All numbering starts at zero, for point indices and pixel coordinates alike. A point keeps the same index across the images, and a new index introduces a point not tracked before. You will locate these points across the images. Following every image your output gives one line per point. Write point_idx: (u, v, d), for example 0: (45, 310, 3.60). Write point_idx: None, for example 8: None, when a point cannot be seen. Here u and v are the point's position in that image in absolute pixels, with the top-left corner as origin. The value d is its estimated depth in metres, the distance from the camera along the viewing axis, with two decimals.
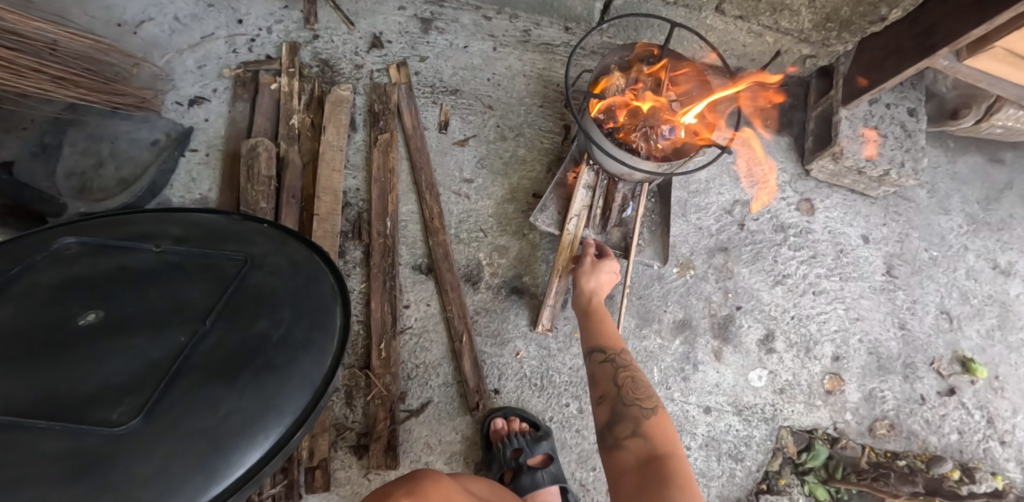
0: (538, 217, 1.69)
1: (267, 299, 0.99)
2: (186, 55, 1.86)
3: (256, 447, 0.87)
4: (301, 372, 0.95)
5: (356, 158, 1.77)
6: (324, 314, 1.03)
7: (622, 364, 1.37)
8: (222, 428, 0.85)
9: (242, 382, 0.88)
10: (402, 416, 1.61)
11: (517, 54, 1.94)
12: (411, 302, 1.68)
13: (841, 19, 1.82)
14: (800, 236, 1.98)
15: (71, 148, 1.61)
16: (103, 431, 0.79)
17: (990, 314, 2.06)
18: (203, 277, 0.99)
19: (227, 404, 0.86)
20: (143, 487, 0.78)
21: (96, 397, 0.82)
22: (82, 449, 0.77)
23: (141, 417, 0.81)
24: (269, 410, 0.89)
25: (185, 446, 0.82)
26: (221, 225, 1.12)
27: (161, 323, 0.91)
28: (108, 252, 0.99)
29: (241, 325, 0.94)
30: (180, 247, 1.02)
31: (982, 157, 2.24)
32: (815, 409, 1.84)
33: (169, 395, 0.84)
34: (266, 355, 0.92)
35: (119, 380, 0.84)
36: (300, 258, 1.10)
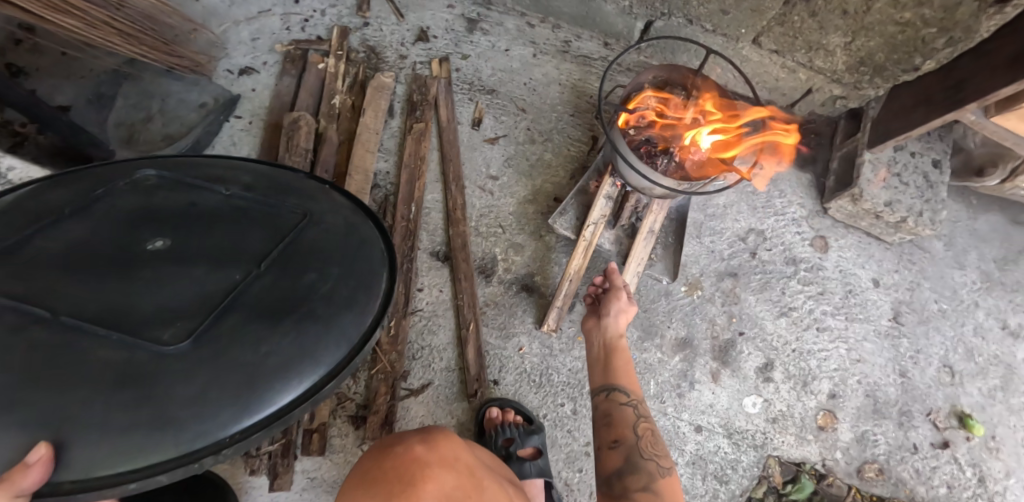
0: (557, 220, 1.74)
1: (318, 254, 1.04)
2: (241, 26, 1.97)
3: (289, 388, 0.91)
4: (340, 327, 0.98)
5: (390, 143, 1.84)
6: (369, 278, 1.06)
7: (642, 413, 1.42)
8: (259, 366, 0.90)
9: (284, 326, 0.94)
10: (402, 394, 1.67)
11: (555, 62, 2.01)
12: (425, 286, 1.75)
13: (874, 64, 1.78)
14: (811, 271, 2.00)
15: (124, 100, 1.73)
16: (155, 348, 0.87)
17: (993, 374, 2.08)
18: (263, 224, 1.07)
19: (268, 345, 0.91)
20: (181, 406, 0.84)
21: (153, 317, 0.91)
22: (134, 360, 0.85)
23: (190, 340, 0.88)
24: (305, 358, 0.93)
25: (224, 374, 0.88)
26: (287, 179, 1.20)
27: (220, 261, 0.99)
28: (181, 190, 1.11)
29: (291, 273, 1.00)
30: (245, 194, 1.12)
31: (1004, 218, 2.25)
32: (805, 443, 1.86)
33: (217, 326, 0.91)
34: (309, 305, 0.97)
35: (176, 305, 0.92)
36: (356, 221, 1.15)
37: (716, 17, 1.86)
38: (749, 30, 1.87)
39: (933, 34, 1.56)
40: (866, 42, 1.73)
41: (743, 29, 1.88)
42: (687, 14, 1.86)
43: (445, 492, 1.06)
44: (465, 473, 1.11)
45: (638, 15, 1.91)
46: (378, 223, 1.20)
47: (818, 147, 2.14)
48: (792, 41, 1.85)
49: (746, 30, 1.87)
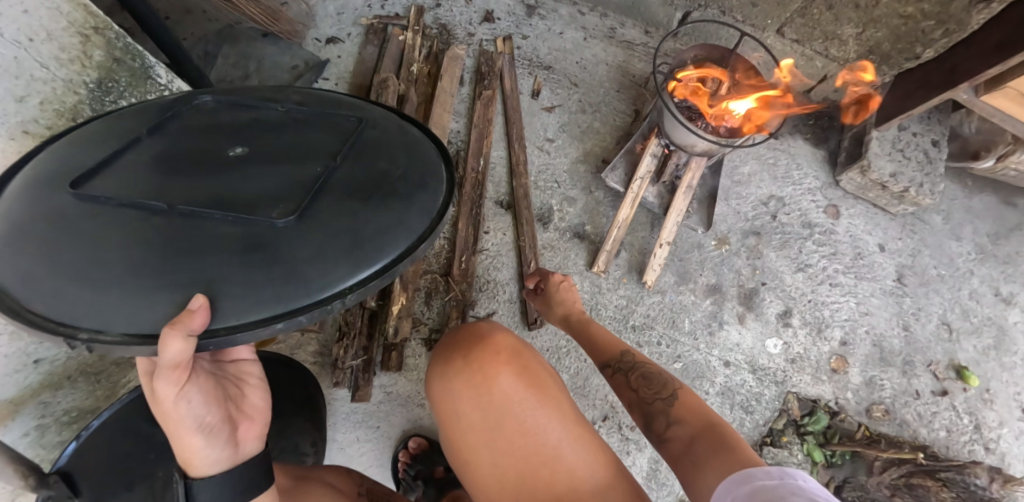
0: (608, 174, 2.02)
1: (384, 146, 1.13)
2: (329, 2, 2.27)
3: (393, 250, 0.99)
4: (423, 202, 1.06)
5: (461, 107, 2.14)
6: (434, 166, 1.15)
7: (629, 367, 1.38)
8: (361, 228, 0.98)
9: (373, 198, 1.02)
10: (470, 320, 1.91)
11: (603, 46, 2.31)
12: (490, 230, 2.00)
13: (881, 53, 2.13)
14: (824, 234, 2.26)
15: (224, 60, 2.07)
16: (264, 221, 0.92)
17: (987, 333, 2.32)
18: (329, 128, 1.14)
19: (364, 212, 0.99)
20: (305, 263, 0.92)
21: (253, 201, 0.95)
22: (252, 233, 0.91)
23: (296, 216, 0.94)
24: (400, 227, 1.01)
25: (334, 240, 0.95)
26: (330, 97, 1.26)
27: (300, 157, 1.05)
28: (242, 110, 1.16)
29: (366, 162, 1.08)
30: (300, 108, 1.18)
31: (997, 198, 2.51)
32: (820, 382, 2.10)
33: (314, 205, 0.97)
34: (391, 186, 1.05)
35: (270, 191, 0.97)
36: (406, 126, 1.23)
37: (747, 9, 2.17)
38: (774, 20, 2.17)
39: (931, 26, 1.95)
40: (875, 33, 2.06)
41: (769, 19, 2.17)
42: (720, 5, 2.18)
43: (509, 347, 1.25)
44: (523, 342, 1.30)
45: (678, 6, 2.23)
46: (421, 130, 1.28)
47: (830, 129, 2.40)
48: (812, 31, 2.15)
49: (772, 20, 2.17)
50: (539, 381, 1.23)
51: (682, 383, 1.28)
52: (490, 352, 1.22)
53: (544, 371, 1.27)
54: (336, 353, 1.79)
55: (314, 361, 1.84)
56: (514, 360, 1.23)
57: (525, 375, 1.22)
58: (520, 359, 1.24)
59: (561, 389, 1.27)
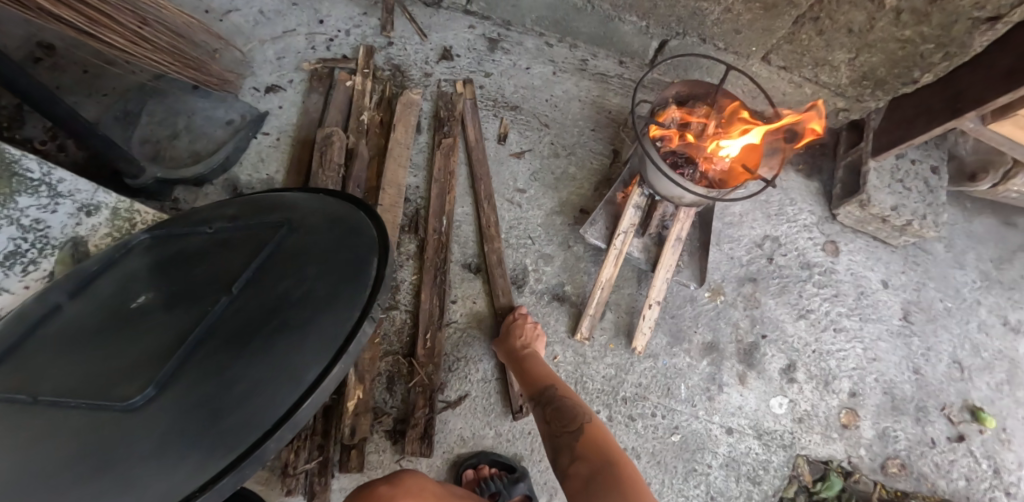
0: (588, 230, 1.80)
1: (292, 265, 1.13)
2: (267, 46, 2.02)
3: (267, 407, 0.96)
4: (317, 330, 1.04)
5: (420, 158, 1.92)
6: (349, 271, 1.12)
7: (553, 400, 1.42)
8: (226, 396, 0.97)
9: (251, 350, 1.02)
10: (440, 406, 1.68)
11: (574, 80, 2.12)
12: (458, 298, 1.78)
13: (876, 78, 1.92)
14: (824, 275, 2.08)
15: (150, 117, 1.80)
16: (120, 406, 0.94)
17: (1000, 368, 2.17)
18: (240, 250, 1.18)
19: (236, 368, 1.00)
20: (142, 457, 0.91)
21: (125, 372, 0.99)
22: (105, 420, 0.94)
23: (154, 387, 0.97)
24: (280, 375, 0.99)
25: (187, 417, 0.95)
26: (267, 198, 1.29)
27: (195, 300, 1.10)
28: (170, 242, 1.22)
29: (262, 292, 1.09)
30: (228, 226, 1.23)
31: (996, 220, 2.38)
32: (831, 441, 1.91)
33: (187, 362, 1.00)
34: (281, 316, 1.06)
35: (152, 352, 1.02)
36: (342, 214, 1.24)
37: (730, 37, 1.96)
38: (760, 48, 1.97)
39: (930, 50, 1.71)
40: (869, 58, 1.86)
41: (754, 47, 1.98)
42: (701, 33, 1.98)
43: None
44: (436, 501, 1.22)
45: (654, 35, 2.04)
46: (367, 211, 1.26)
47: (823, 158, 2.24)
48: (801, 58, 1.96)
49: (758, 47, 1.98)
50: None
51: (594, 419, 1.36)
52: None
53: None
54: (286, 458, 1.54)
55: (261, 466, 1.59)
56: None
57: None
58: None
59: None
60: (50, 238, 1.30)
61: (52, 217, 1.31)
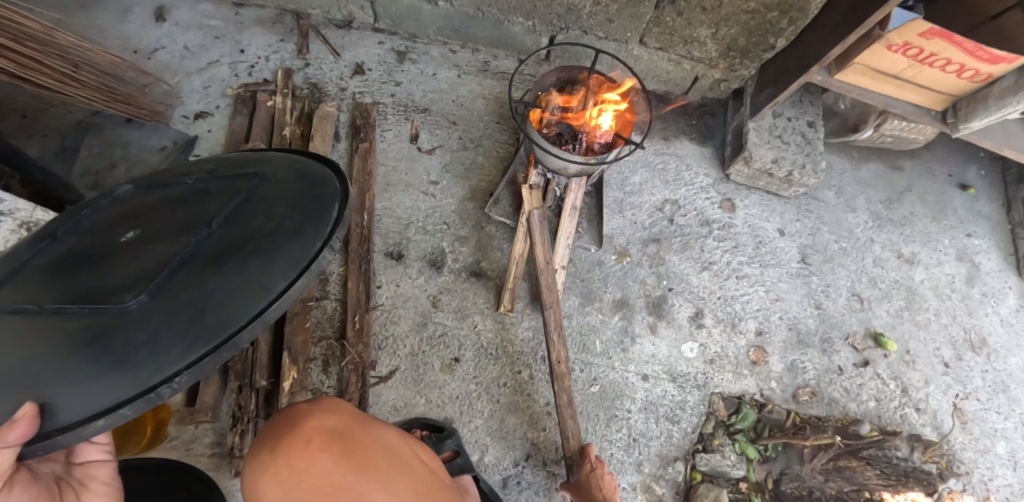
0: (492, 209, 2.03)
1: (267, 203, 1.14)
2: (193, 77, 2.19)
3: (242, 313, 0.99)
4: (288, 255, 1.06)
5: (339, 164, 2.11)
6: (316, 211, 1.14)
7: None
8: (206, 300, 0.98)
9: (229, 265, 1.03)
10: (372, 381, 1.84)
11: (478, 80, 2.33)
12: (383, 283, 1.96)
13: (739, 48, 2.16)
14: (723, 229, 2.28)
15: (88, 151, 1.92)
16: (115, 308, 0.95)
17: (897, 296, 2.37)
18: (218, 192, 1.16)
19: (215, 281, 1.00)
20: (135, 349, 0.93)
21: (118, 288, 0.99)
22: (101, 322, 0.94)
23: (146, 294, 0.97)
24: (254, 288, 1.02)
25: (172, 316, 0.96)
26: (248, 155, 1.29)
27: (179, 233, 1.09)
28: (157, 190, 1.20)
29: (239, 224, 1.09)
30: (206, 177, 1.20)
31: (882, 165, 2.60)
32: (742, 377, 2.09)
33: (171, 279, 1.00)
34: (255, 243, 1.06)
35: (136, 274, 1.01)
36: (309, 170, 1.24)
37: (606, 26, 2.19)
38: (634, 32, 2.19)
39: (776, 17, 1.99)
40: (728, 31, 2.09)
41: (629, 32, 2.20)
42: (581, 26, 2.21)
43: (329, 428, 1.08)
44: (348, 418, 1.14)
45: (542, 33, 2.26)
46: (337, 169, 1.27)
47: (715, 125, 2.46)
48: (671, 37, 2.18)
49: (632, 33, 2.20)
50: (363, 460, 1.07)
51: None
52: (302, 438, 1.04)
53: (375, 447, 1.12)
54: (232, 441, 1.69)
55: (211, 453, 1.73)
56: (331, 441, 1.05)
57: (348, 457, 1.05)
58: (339, 439, 1.07)
59: (393, 464, 1.12)
60: None
61: None
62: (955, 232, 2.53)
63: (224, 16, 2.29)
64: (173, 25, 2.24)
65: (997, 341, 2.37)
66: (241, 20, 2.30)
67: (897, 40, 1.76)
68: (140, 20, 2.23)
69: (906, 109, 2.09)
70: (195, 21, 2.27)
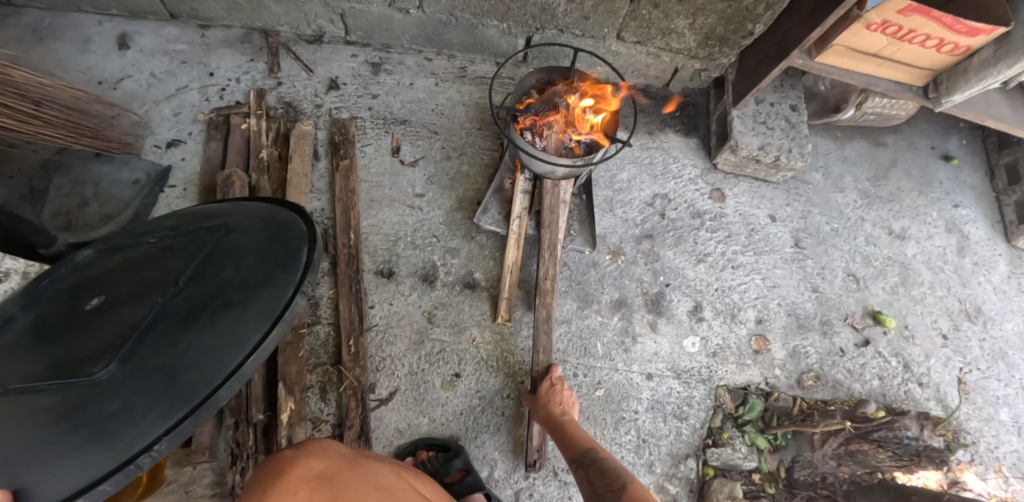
0: (481, 218, 1.97)
1: (233, 254, 1.18)
2: (162, 104, 2.12)
3: (220, 368, 1.03)
4: (259, 304, 1.11)
5: (321, 184, 2.05)
6: (284, 255, 1.20)
7: (590, 461, 1.55)
8: (180, 362, 1.01)
9: (201, 323, 1.06)
10: (373, 405, 1.80)
11: (456, 87, 2.28)
12: (375, 302, 1.91)
13: (718, 37, 2.14)
14: (715, 220, 2.26)
15: (57, 191, 1.77)
16: (85, 380, 0.94)
17: (892, 273, 2.37)
18: (182, 251, 1.19)
19: (189, 341, 1.03)
20: (109, 420, 0.93)
21: (88, 358, 0.98)
22: (70, 396, 0.93)
23: (117, 362, 0.97)
24: (228, 342, 1.05)
25: (147, 382, 0.98)
26: (204, 208, 1.32)
27: (145, 294, 1.10)
28: (119, 254, 1.20)
29: (206, 278, 1.13)
30: (170, 234, 1.23)
31: (866, 142, 2.60)
32: (746, 367, 2.08)
33: (141, 343, 1.01)
34: (226, 295, 1.11)
35: (104, 342, 1.01)
36: (270, 215, 1.29)
37: (582, 23, 2.15)
38: (611, 28, 2.16)
39: (753, 4, 1.95)
40: (705, 20, 2.06)
41: (606, 28, 2.17)
42: (557, 25, 2.17)
43: (315, 473, 1.10)
44: (336, 462, 1.16)
45: (518, 34, 2.22)
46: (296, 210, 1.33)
47: (698, 116, 2.44)
48: (649, 31, 2.15)
49: (608, 28, 2.16)
50: (352, 497, 1.08)
51: (631, 478, 1.49)
52: (289, 486, 1.05)
53: (365, 484, 1.13)
54: (233, 480, 1.64)
55: (211, 494, 1.68)
56: (319, 487, 1.07)
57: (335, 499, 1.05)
58: (327, 484, 1.08)
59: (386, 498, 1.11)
60: None
61: None
62: (943, 204, 2.53)
63: (189, 39, 2.21)
64: (137, 52, 2.16)
65: (992, 308, 2.39)
66: (207, 42, 2.22)
67: (876, 19, 1.75)
68: (102, 49, 2.15)
69: (888, 87, 2.09)
70: (160, 47, 2.19)
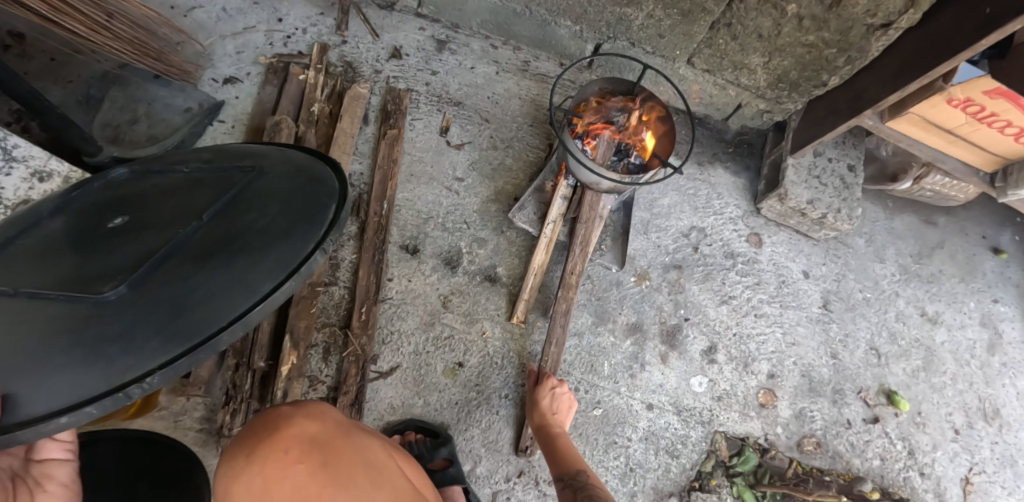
0: (517, 214, 1.95)
1: (261, 198, 1.12)
2: (227, 40, 2.14)
3: (225, 312, 0.95)
4: (277, 253, 1.04)
5: (365, 148, 2.05)
6: (310, 209, 1.13)
7: (576, 482, 1.50)
8: (186, 297, 0.94)
9: (215, 262, 0.99)
10: (372, 376, 1.80)
11: (516, 79, 2.26)
12: (394, 276, 1.90)
13: (790, 81, 2.08)
14: (747, 264, 2.21)
15: (111, 103, 1.87)
16: (92, 297, 0.91)
17: (915, 355, 2.29)
18: (212, 186, 1.15)
19: (200, 277, 0.97)
20: (108, 341, 0.89)
21: (100, 276, 0.96)
22: (76, 311, 0.90)
23: (127, 285, 0.93)
24: (239, 287, 0.98)
25: (151, 311, 0.92)
26: (240, 148, 1.29)
27: (166, 223, 1.06)
28: (150, 177, 1.18)
29: (230, 219, 1.07)
30: (203, 167, 1.20)
31: (917, 217, 2.51)
32: (748, 419, 2.04)
33: (153, 271, 0.96)
34: (245, 239, 1.04)
35: (118, 263, 0.97)
36: (305, 166, 1.25)
37: (655, 41, 2.11)
38: (683, 51, 2.12)
39: (834, 54, 1.86)
40: (781, 62, 2.00)
41: (678, 51, 2.13)
42: (629, 38, 2.14)
43: (309, 437, 1.09)
44: (332, 428, 1.15)
45: (588, 39, 2.19)
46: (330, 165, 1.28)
47: (750, 156, 2.39)
48: (721, 61, 2.10)
49: (681, 51, 2.12)
50: (341, 470, 1.07)
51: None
52: (279, 447, 1.05)
53: (354, 458, 1.11)
54: (221, 421, 1.65)
55: (198, 429, 1.70)
56: (310, 453, 1.07)
57: (324, 467, 1.06)
58: (319, 450, 1.08)
59: (373, 475, 1.11)
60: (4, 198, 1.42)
61: (6, 181, 1.42)
62: (982, 296, 2.45)
63: None
64: None
65: (1011, 414, 2.30)
66: None
67: (959, 95, 1.68)
68: None
69: (955, 166, 2.01)
70: None
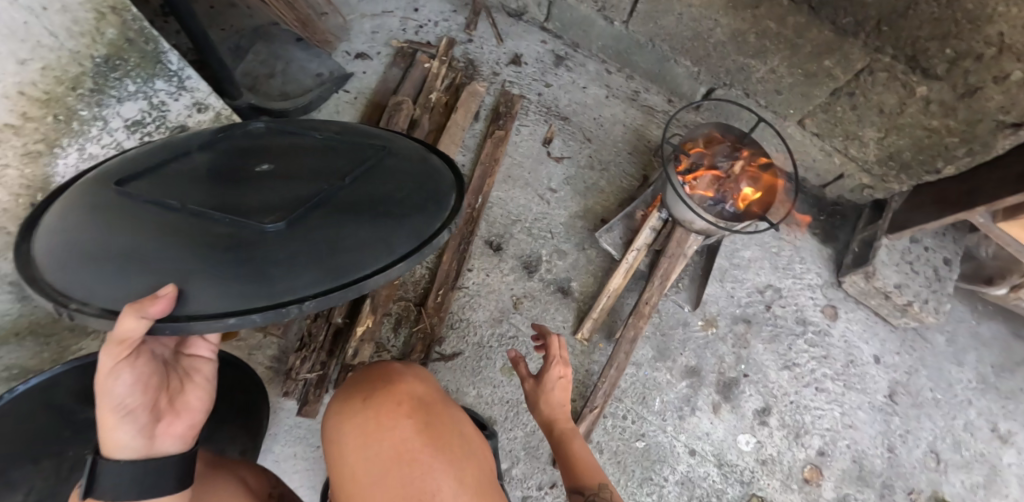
0: (603, 235, 2.01)
1: (394, 172, 1.22)
2: (366, 20, 2.30)
3: (367, 263, 1.05)
4: (413, 222, 1.13)
5: (471, 142, 2.16)
6: (438, 191, 1.23)
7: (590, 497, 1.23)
8: (337, 243, 1.04)
9: (364, 217, 1.08)
10: (434, 356, 1.87)
11: (623, 107, 2.32)
12: (474, 267, 1.98)
13: (901, 161, 1.97)
14: (818, 334, 2.17)
15: (254, 56, 2.07)
16: (256, 227, 0.99)
17: (977, 471, 2.15)
18: (348, 154, 1.25)
19: (349, 228, 1.06)
20: (273, 265, 0.98)
21: (258, 209, 1.04)
22: (240, 235, 0.99)
23: (286, 222, 1.02)
24: (382, 243, 1.08)
25: (306, 248, 1.01)
26: (361, 128, 1.40)
27: (315, 177, 1.15)
28: (288, 136, 1.30)
29: (371, 183, 1.17)
30: (334, 136, 1.32)
31: (1009, 328, 2.38)
32: (789, 490, 1.99)
33: (309, 216, 1.05)
34: (387, 205, 1.12)
35: (275, 202, 1.06)
36: (424, 155, 1.35)
37: (771, 95, 2.10)
38: (796, 111, 2.09)
39: (954, 143, 1.75)
40: (897, 140, 1.90)
41: (791, 109, 2.11)
42: (744, 88, 2.16)
43: (417, 396, 1.19)
44: (436, 394, 1.25)
45: (703, 82, 2.22)
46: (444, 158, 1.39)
47: (841, 227, 2.35)
48: (834, 130, 2.04)
49: (794, 110, 2.09)
50: (440, 432, 1.15)
51: None
52: (393, 398, 1.16)
53: (452, 426, 1.20)
54: (292, 364, 1.76)
55: (269, 366, 1.82)
56: (418, 410, 1.16)
57: (428, 426, 1.15)
58: (424, 409, 1.18)
59: (465, 445, 1.18)
60: (166, 119, 1.63)
61: (173, 104, 1.65)
62: None
63: None
64: None
65: None
66: None
67: None
68: None
69: None
70: None
